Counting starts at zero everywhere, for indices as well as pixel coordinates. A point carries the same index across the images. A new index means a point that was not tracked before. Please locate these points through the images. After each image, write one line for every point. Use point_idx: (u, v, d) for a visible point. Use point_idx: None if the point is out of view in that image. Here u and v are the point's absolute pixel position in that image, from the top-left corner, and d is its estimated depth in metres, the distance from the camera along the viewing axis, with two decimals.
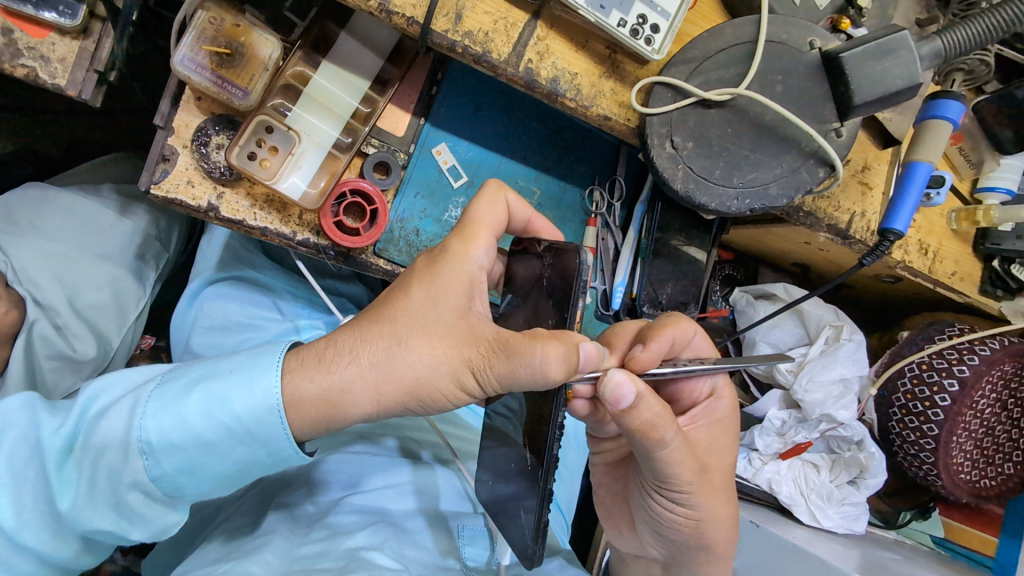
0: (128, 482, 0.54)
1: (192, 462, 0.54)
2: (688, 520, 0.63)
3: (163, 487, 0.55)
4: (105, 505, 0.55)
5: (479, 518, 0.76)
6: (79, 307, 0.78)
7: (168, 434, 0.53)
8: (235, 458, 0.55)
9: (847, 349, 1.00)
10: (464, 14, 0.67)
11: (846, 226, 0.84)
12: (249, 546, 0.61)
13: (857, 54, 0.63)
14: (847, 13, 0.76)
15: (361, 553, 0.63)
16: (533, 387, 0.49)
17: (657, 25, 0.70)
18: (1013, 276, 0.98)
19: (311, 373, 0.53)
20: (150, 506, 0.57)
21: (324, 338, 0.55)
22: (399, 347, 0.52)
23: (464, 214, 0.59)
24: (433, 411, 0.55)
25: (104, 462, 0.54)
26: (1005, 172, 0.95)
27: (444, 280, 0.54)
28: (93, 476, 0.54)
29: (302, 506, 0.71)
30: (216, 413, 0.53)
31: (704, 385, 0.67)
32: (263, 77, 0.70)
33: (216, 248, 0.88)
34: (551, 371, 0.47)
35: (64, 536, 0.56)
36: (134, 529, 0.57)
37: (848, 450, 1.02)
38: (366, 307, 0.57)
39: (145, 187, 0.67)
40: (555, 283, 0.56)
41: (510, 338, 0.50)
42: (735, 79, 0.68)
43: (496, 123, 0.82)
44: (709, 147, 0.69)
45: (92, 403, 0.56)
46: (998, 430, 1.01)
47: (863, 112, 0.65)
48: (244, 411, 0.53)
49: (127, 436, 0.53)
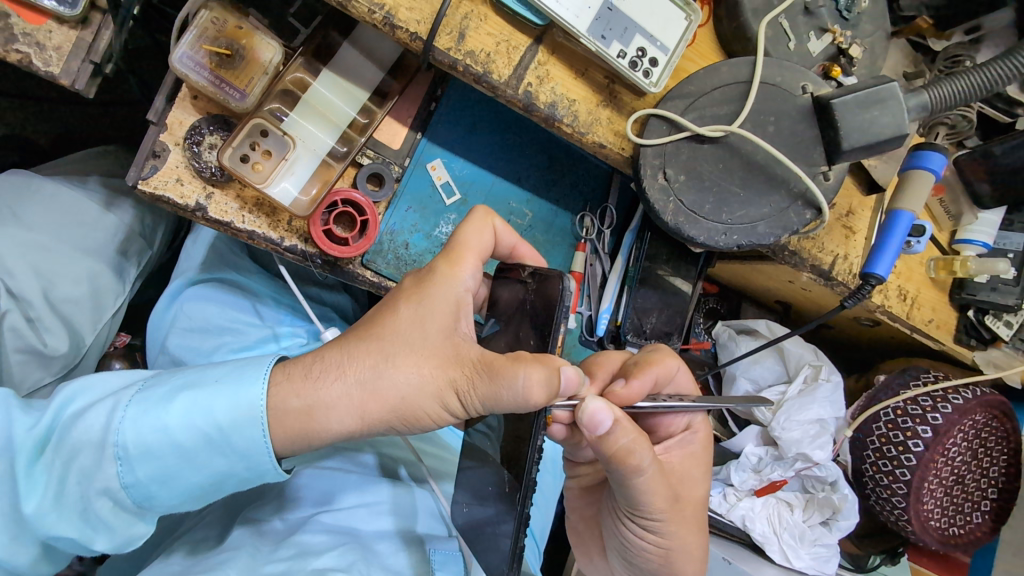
0: (99, 488, 0.52)
1: (167, 471, 0.52)
2: (657, 548, 0.62)
3: (134, 496, 0.53)
4: (72, 511, 0.53)
5: (452, 542, 0.73)
6: (54, 301, 0.76)
7: (146, 440, 0.51)
8: (212, 469, 0.53)
9: (825, 390, 1.01)
10: (467, 34, 0.68)
11: (829, 268, 0.86)
12: (212, 561, 0.59)
13: (847, 102, 0.65)
14: (838, 61, 0.79)
15: (328, 574, 0.60)
16: (516, 410, 0.49)
17: (655, 59, 0.71)
18: (986, 326, 1.00)
19: (297, 389, 0.52)
20: (117, 516, 0.54)
21: (311, 353, 0.54)
22: (386, 366, 0.51)
23: (451, 236, 0.58)
24: (416, 430, 0.54)
25: (75, 466, 0.52)
26: (982, 226, 0.97)
27: (431, 300, 0.54)
28: (63, 480, 0.52)
29: (270, 522, 0.69)
30: (198, 422, 0.52)
31: (681, 419, 0.67)
32: (262, 81, 0.69)
33: (201, 249, 0.87)
34: (535, 395, 0.47)
35: (24, 541, 0.53)
36: (97, 540, 0.54)
37: (822, 490, 1.02)
38: (352, 323, 0.56)
39: (133, 182, 0.66)
40: (537, 310, 0.56)
41: (494, 360, 0.49)
42: (729, 117, 0.69)
43: (492, 143, 0.82)
44: (700, 181, 0.70)
45: (69, 403, 0.54)
46: (968, 478, 1.02)
47: (850, 157, 0.67)
48: (227, 422, 0.52)
49: (103, 439, 0.52)
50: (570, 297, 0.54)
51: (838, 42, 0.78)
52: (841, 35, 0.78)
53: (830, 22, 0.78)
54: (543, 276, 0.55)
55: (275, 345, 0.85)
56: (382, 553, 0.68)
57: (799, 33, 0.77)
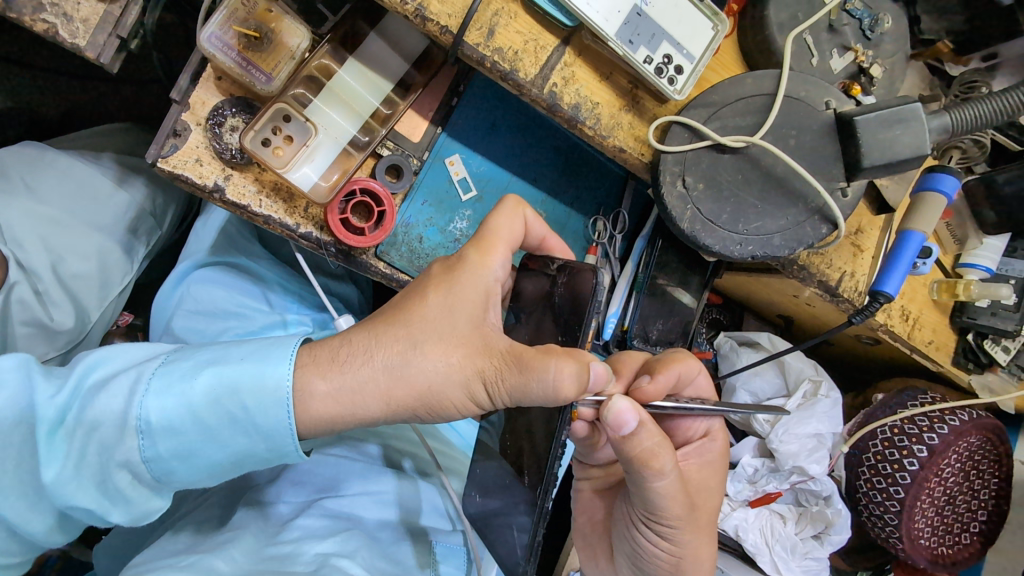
0: (119, 461, 0.52)
1: (190, 447, 0.52)
2: (670, 557, 0.62)
3: (153, 471, 0.53)
4: (89, 482, 0.52)
5: (456, 536, 0.74)
6: (63, 275, 0.75)
7: (169, 416, 0.51)
8: (233, 447, 0.53)
9: (824, 405, 1.02)
10: (496, 30, 0.68)
11: (836, 284, 0.86)
12: (216, 540, 0.59)
13: (869, 120, 0.66)
14: (859, 80, 0.80)
15: (331, 559, 0.60)
16: (544, 403, 0.49)
17: (681, 66, 0.71)
18: (984, 350, 1.02)
19: (324, 371, 0.52)
20: (136, 489, 0.54)
21: (338, 335, 0.54)
22: (414, 353, 0.52)
23: (482, 225, 0.58)
24: (439, 418, 0.54)
25: (96, 437, 0.51)
26: (986, 251, 0.99)
27: (462, 289, 0.54)
28: (82, 451, 0.51)
29: (274, 505, 0.69)
30: (223, 400, 0.51)
31: (699, 425, 0.68)
32: (288, 66, 0.69)
33: (211, 231, 0.86)
34: (565, 390, 0.47)
35: (41, 507, 0.53)
36: (114, 511, 0.54)
37: (815, 504, 1.02)
38: (380, 308, 0.56)
39: (152, 160, 0.66)
40: (566, 302, 0.56)
41: (524, 352, 0.50)
42: (751, 128, 0.70)
43: (511, 141, 0.82)
44: (719, 190, 0.70)
45: (90, 373, 0.53)
46: (959, 499, 1.03)
47: (869, 175, 0.68)
48: (253, 403, 0.51)
49: (126, 413, 0.51)
50: (603, 292, 0.54)
51: (860, 61, 0.79)
52: (863, 54, 0.79)
53: (852, 40, 0.79)
54: (574, 269, 0.56)
55: (283, 332, 0.85)
56: (385, 542, 0.68)
57: (822, 50, 0.78)
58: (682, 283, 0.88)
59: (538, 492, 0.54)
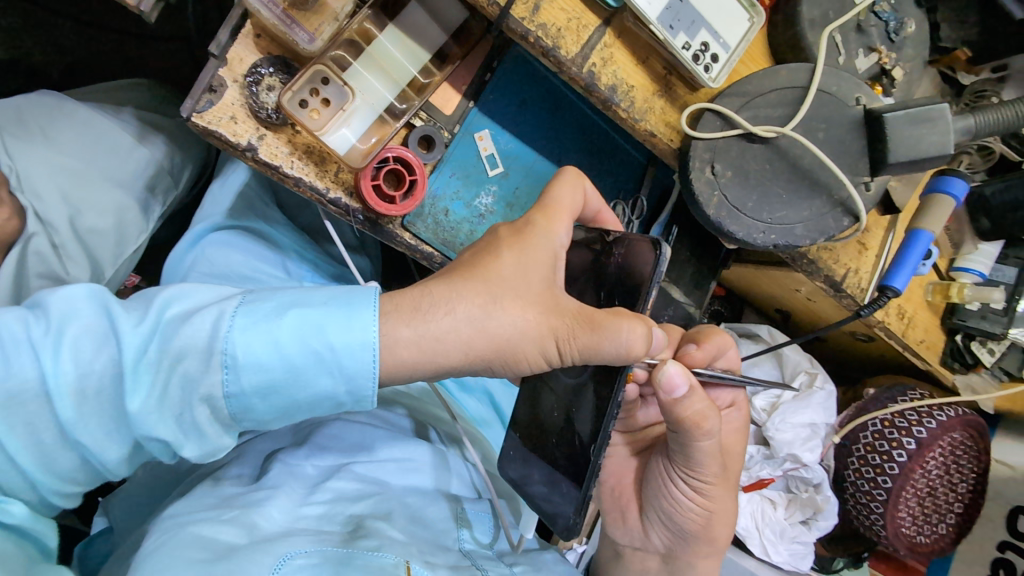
0: (200, 395, 0.50)
1: (274, 385, 0.50)
2: (702, 511, 0.68)
3: (234, 408, 0.51)
4: (169, 415, 0.51)
5: (485, 504, 0.77)
6: (79, 229, 0.74)
7: (256, 352, 0.49)
8: (315, 390, 0.51)
9: (820, 396, 1.05)
10: (541, 6, 0.68)
11: (841, 279, 0.89)
12: (253, 497, 0.58)
13: (897, 117, 0.68)
14: (880, 81, 0.82)
15: (366, 520, 0.61)
16: (614, 361, 0.53)
17: (717, 55, 0.73)
18: (971, 351, 1.06)
19: (407, 320, 0.52)
20: (211, 425, 0.52)
21: (416, 286, 0.54)
22: (493, 307, 0.53)
23: (545, 194, 0.62)
24: (506, 372, 0.57)
25: (179, 370, 0.49)
26: (980, 256, 1.03)
27: (529, 251, 0.57)
28: (164, 382, 0.49)
29: (302, 465, 0.67)
30: (310, 340, 0.50)
31: (726, 396, 0.72)
32: (331, 27, 0.69)
33: (228, 195, 0.86)
34: (633, 349, 0.52)
35: (116, 439, 0.51)
36: (186, 446, 0.52)
37: (805, 491, 1.06)
38: (451, 265, 0.58)
39: (186, 113, 0.65)
40: (615, 273, 0.60)
41: (598, 313, 0.53)
42: (781, 120, 0.72)
43: (539, 120, 0.82)
44: (746, 179, 0.72)
45: (169, 304, 0.51)
46: (940, 491, 1.08)
47: (892, 171, 0.70)
48: (341, 344, 0.50)
49: (211, 345, 0.49)
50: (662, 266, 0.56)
51: (883, 62, 0.81)
52: (886, 56, 0.81)
53: (877, 42, 0.81)
54: (624, 240, 0.59)
55: None
56: (414, 504, 0.68)
57: (849, 49, 0.80)
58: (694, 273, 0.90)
59: (592, 452, 0.58)
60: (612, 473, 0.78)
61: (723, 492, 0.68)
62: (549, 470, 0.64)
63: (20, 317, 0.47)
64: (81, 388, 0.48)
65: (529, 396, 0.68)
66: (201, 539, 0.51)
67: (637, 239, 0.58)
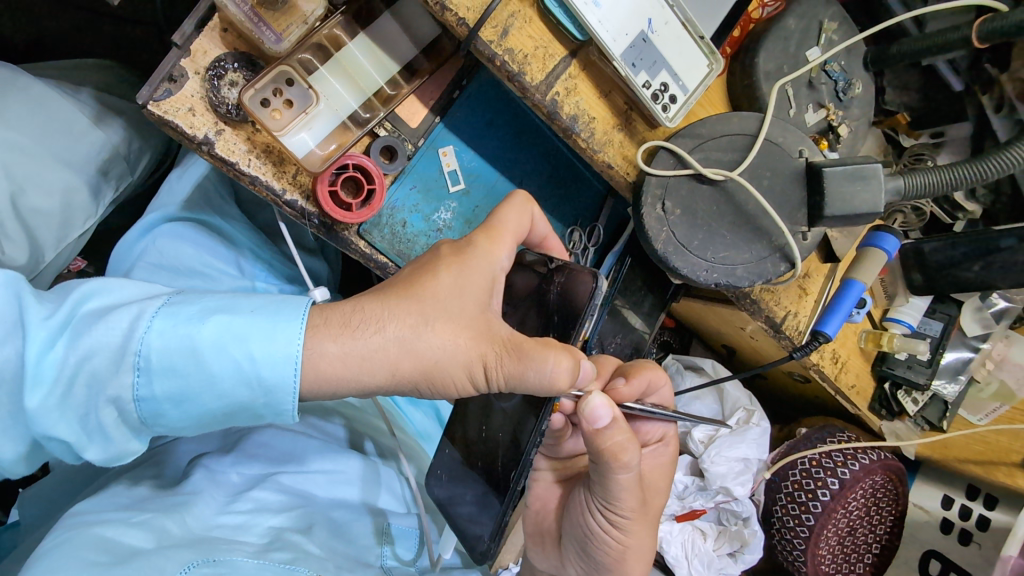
0: (108, 396, 0.50)
1: (186, 391, 0.50)
2: (618, 544, 0.68)
3: (141, 411, 0.51)
4: (73, 414, 0.50)
5: (411, 519, 0.77)
6: (22, 208, 0.71)
7: (170, 356, 0.49)
8: (231, 399, 0.51)
9: (755, 432, 1.08)
10: (510, 31, 0.70)
11: (780, 321, 0.93)
12: (169, 502, 0.57)
13: (837, 172, 0.72)
14: (826, 136, 0.87)
15: (284, 533, 0.61)
16: (537, 391, 0.54)
17: (675, 96, 0.76)
18: (897, 399, 1.11)
19: (334, 335, 0.51)
20: (118, 427, 0.52)
21: (347, 301, 0.54)
22: (424, 329, 0.53)
23: (491, 216, 0.63)
24: (433, 395, 0.57)
25: (88, 368, 0.49)
26: (910, 309, 1.09)
27: (469, 273, 0.58)
28: (70, 380, 0.49)
29: (226, 473, 0.66)
30: (229, 349, 0.50)
31: (657, 430, 0.74)
32: (299, 30, 0.68)
33: (186, 185, 0.84)
34: (557, 381, 0.53)
35: (14, 434, 0.51)
36: (90, 447, 0.52)
37: (734, 524, 1.08)
38: (389, 281, 0.58)
39: (143, 101, 0.64)
40: (552, 301, 0.62)
41: (525, 342, 0.54)
42: (730, 164, 0.75)
43: (503, 142, 0.83)
44: (693, 219, 0.75)
45: (86, 301, 0.51)
46: (860, 532, 1.12)
47: (829, 223, 0.74)
48: (260, 354, 0.50)
49: (124, 346, 0.49)
50: (598, 299, 0.59)
51: (830, 119, 0.86)
52: (833, 113, 0.86)
53: (826, 99, 0.86)
54: (564, 268, 0.62)
55: None
56: (339, 519, 0.68)
57: (800, 103, 0.84)
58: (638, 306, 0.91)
59: (513, 474, 0.60)
60: (539, 495, 0.78)
61: (648, 522, 0.69)
62: (474, 489, 0.65)
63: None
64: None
65: (465, 414, 0.68)
66: (105, 540, 0.49)
67: (575, 268, 0.61)
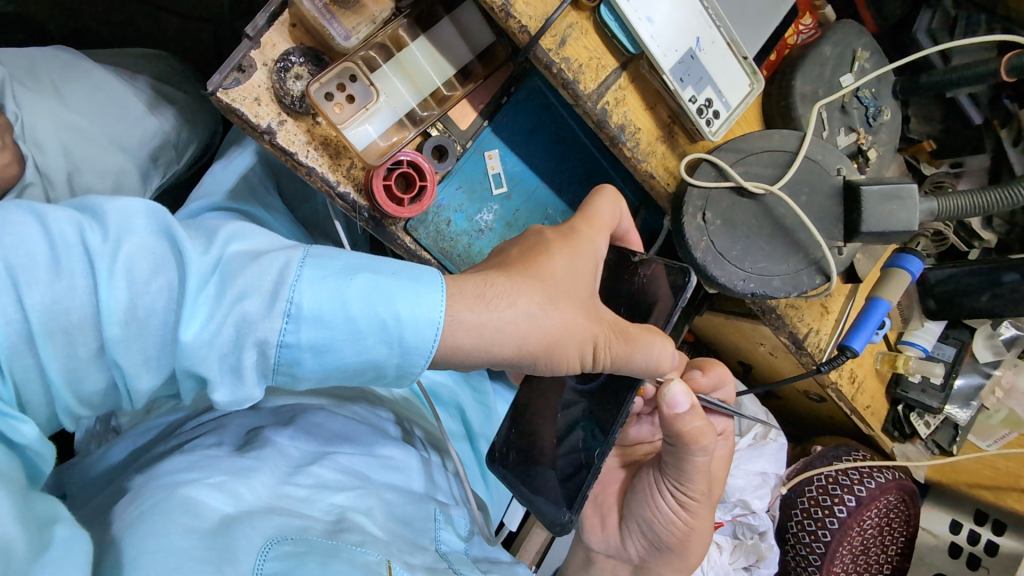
0: (254, 339, 0.47)
1: (331, 344, 0.48)
2: (683, 524, 0.73)
3: (281, 359, 0.49)
4: (218, 351, 0.47)
5: (462, 508, 0.79)
6: (75, 187, 0.74)
7: (322, 306, 0.48)
8: (368, 357, 0.50)
9: (773, 447, 1.10)
10: (567, 41, 0.73)
11: (803, 337, 0.94)
12: (240, 466, 0.58)
13: (873, 192, 0.75)
14: (856, 158, 0.90)
15: (348, 513, 0.61)
16: (639, 372, 0.61)
17: (718, 112, 0.79)
18: (909, 421, 1.13)
19: (470, 305, 0.52)
20: (253, 374, 0.49)
21: (477, 275, 0.55)
22: (549, 306, 0.56)
23: (589, 206, 0.68)
24: (543, 370, 0.59)
25: (239, 308, 0.46)
26: (925, 333, 1.11)
27: (577, 256, 0.62)
28: (219, 317, 0.46)
29: (283, 444, 0.66)
30: (377, 306, 0.49)
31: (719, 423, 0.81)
32: (367, 29, 0.71)
33: (232, 175, 0.86)
34: (658, 366, 0.61)
35: (153, 367, 0.47)
36: (221, 390, 0.49)
37: (750, 537, 1.09)
38: (504, 260, 0.60)
39: (212, 88, 0.66)
40: (639, 295, 0.70)
41: (634, 329, 0.60)
42: (771, 179, 0.77)
43: (545, 149, 0.85)
44: (733, 230, 0.77)
45: (234, 242, 0.49)
46: (873, 550, 1.13)
47: (864, 239, 0.76)
48: (405, 314, 0.49)
49: (278, 290, 0.47)
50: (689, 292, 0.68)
51: (860, 142, 0.89)
52: (864, 137, 0.89)
53: (857, 124, 0.89)
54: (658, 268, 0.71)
55: None
56: (393, 502, 0.68)
57: (833, 126, 0.88)
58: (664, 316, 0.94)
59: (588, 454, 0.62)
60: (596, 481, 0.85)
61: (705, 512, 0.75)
62: None
63: (76, 220, 0.44)
64: (131, 309, 0.44)
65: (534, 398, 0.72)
66: (190, 502, 0.51)
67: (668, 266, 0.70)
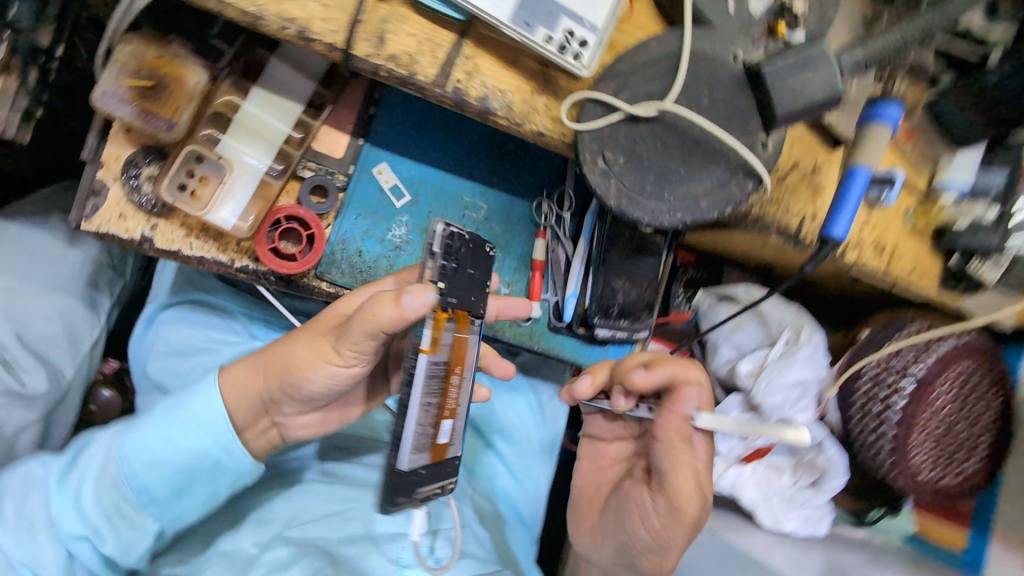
0: (107, 485, 0.62)
1: (165, 463, 0.63)
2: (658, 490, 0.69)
3: (135, 491, 0.63)
4: (84, 512, 0.61)
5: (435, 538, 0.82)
6: (28, 343, 0.80)
7: (144, 442, 0.63)
8: (192, 449, 0.63)
9: (806, 352, 1.01)
10: (388, 36, 0.66)
11: (796, 230, 0.84)
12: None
13: (777, 68, 0.63)
14: (783, 18, 0.73)
15: None
16: (359, 322, 0.58)
17: (585, 40, 0.69)
18: (970, 273, 0.90)
19: (238, 373, 0.66)
20: (126, 516, 0.63)
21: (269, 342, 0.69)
22: (287, 337, 0.66)
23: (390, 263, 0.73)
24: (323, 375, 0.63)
25: (87, 468, 0.63)
26: (959, 169, 0.89)
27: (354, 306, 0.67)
28: (76, 488, 0.62)
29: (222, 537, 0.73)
30: (179, 418, 0.64)
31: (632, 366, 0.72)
32: (189, 108, 0.67)
33: (169, 275, 0.94)
34: (417, 308, 0.55)
35: (49, 547, 0.61)
36: (106, 542, 0.62)
37: (808, 452, 1.03)
38: None
39: (76, 223, 0.68)
40: (465, 282, 0.63)
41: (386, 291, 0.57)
42: (662, 93, 0.67)
43: (437, 140, 0.83)
44: (640, 162, 0.69)
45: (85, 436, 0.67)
46: (959, 428, 0.99)
47: (787, 123, 0.65)
48: (202, 413, 0.64)
49: (110, 446, 0.64)
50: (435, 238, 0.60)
51: None
52: None
53: None
54: (468, 239, 0.63)
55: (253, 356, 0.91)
56: (347, 555, 0.74)
57: None
58: (635, 252, 0.90)
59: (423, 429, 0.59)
60: (590, 457, 0.83)
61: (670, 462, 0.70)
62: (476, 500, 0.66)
63: None
64: (13, 521, 0.61)
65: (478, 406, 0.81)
66: None
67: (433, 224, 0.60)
